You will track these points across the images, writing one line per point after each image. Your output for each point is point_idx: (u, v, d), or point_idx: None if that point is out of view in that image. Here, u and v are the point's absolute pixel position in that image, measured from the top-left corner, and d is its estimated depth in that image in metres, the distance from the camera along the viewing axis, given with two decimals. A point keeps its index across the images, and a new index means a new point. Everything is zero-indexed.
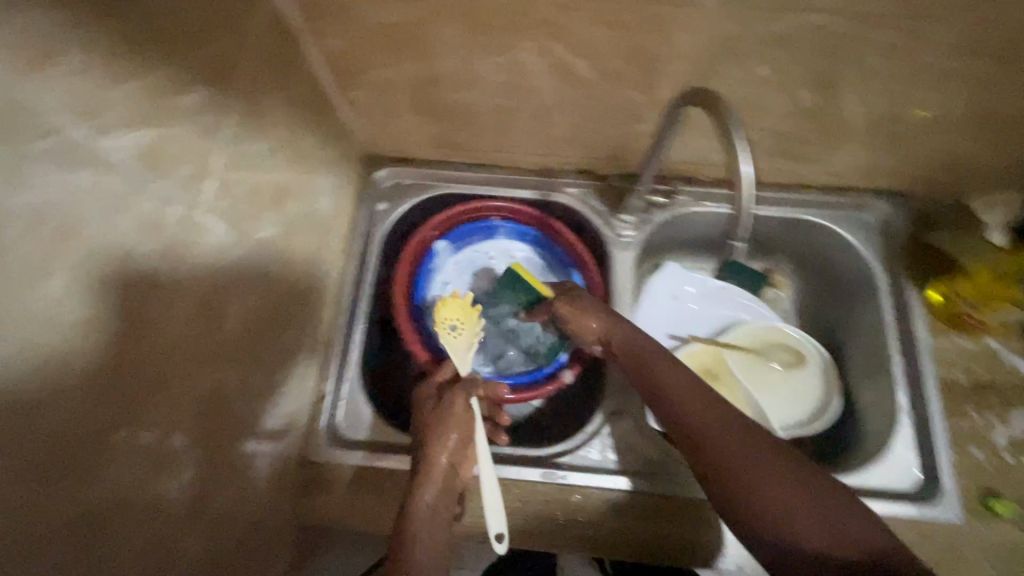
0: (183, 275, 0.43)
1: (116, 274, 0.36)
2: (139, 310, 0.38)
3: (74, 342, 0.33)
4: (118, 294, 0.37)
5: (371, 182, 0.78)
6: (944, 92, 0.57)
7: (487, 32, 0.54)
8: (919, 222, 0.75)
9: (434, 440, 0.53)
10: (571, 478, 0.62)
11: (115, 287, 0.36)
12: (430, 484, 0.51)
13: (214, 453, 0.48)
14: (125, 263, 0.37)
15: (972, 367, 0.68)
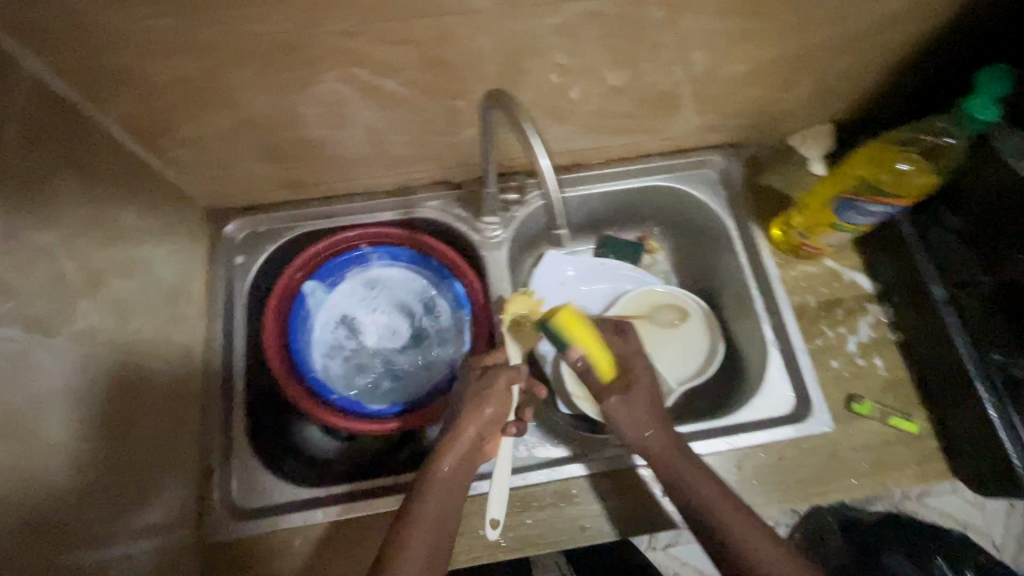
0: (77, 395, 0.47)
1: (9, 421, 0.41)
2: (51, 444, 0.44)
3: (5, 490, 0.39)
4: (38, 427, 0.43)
5: (224, 236, 0.74)
6: (729, 53, 0.62)
7: (283, 70, 0.52)
8: (753, 168, 0.81)
9: (454, 434, 0.60)
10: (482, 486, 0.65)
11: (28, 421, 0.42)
12: (442, 477, 0.59)
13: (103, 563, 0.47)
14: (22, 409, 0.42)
15: (818, 289, 0.75)
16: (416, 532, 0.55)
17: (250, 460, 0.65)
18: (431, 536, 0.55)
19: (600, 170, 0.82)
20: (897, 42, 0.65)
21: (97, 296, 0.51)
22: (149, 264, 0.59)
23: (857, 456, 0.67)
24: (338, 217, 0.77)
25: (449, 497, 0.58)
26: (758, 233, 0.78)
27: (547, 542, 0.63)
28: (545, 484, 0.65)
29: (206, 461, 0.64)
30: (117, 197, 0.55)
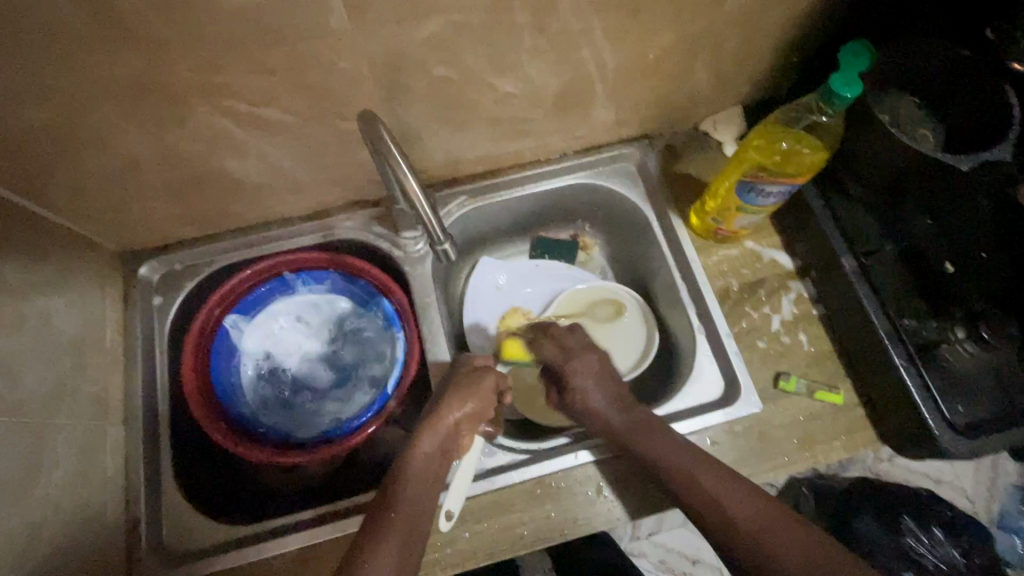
0: None
1: None
2: None
3: None
4: None
5: (138, 278, 0.72)
6: (613, 48, 0.62)
7: (150, 108, 0.52)
8: (670, 157, 0.82)
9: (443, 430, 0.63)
10: None
11: None
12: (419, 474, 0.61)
13: None
14: None
15: (740, 271, 0.76)
16: (392, 527, 0.56)
17: (178, 505, 0.64)
18: (403, 534, 0.56)
19: (519, 173, 0.82)
20: (781, 22, 0.66)
21: None
22: (45, 317, 0.58)
23: (787, 433, 0.67)
24: (255, 247, 0.76)
25: (422, 497, 0.59)
26: (678, 221, 0.78)
27: (486, 553, 0.63)
28: (481, 496, 0.65)
29: (133, 511, 0.62)
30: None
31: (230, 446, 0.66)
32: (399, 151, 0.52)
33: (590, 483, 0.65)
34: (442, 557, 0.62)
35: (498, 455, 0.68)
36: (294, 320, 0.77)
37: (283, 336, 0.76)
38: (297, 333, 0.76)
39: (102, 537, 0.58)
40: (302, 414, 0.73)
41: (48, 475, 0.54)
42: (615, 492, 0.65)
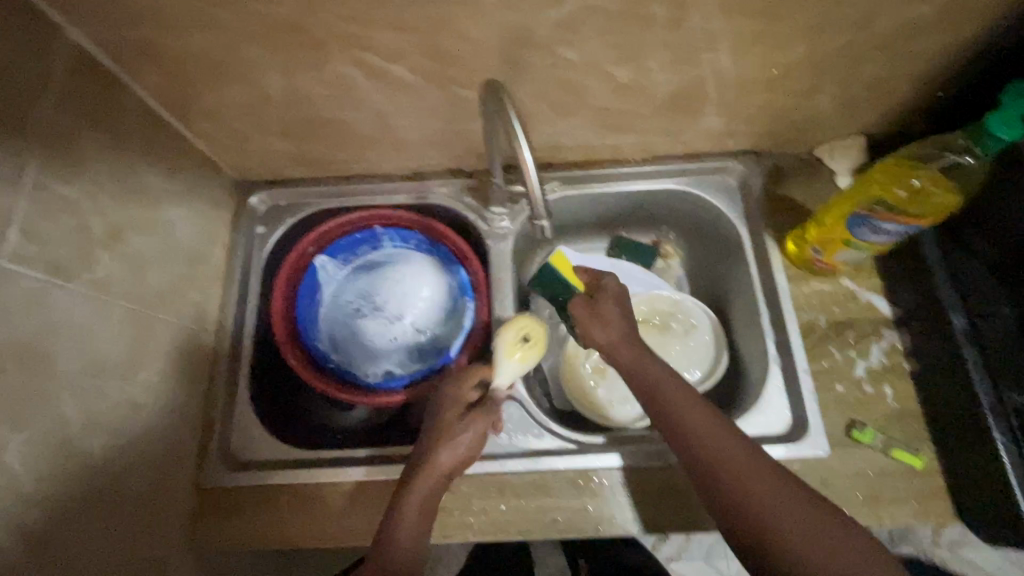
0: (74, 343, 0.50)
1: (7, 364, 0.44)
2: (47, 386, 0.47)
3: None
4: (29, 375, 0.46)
5: (247, 207, 0.79)
6: (742, 55, 0.60)
7: (295, 51, 0.56)
8: (774, 178, 0.78)
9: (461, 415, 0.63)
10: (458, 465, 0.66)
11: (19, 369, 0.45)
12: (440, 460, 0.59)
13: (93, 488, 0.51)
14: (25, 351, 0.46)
15: (831, 307, 0.71)
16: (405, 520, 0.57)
17: (249, 417, 0.69)
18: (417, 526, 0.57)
19: (613, 168, 0.81)
20: (932, 52, 0.61)
21: (115, 248, 0.56)
22: (169, 224, 0.64)
23: (852, 485, 0.63)
24: (354, 198, 0.80)
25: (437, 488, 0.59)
26: (773, 243, 0.74)
27: (519, 530, 0.63)
28: (523, 474, 0.66)
29: (209, 414, 0.68)
30: (142, 161, 0.60)
31: (302, 372, 0.71)
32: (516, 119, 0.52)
33: (633, 487, 0.64)
34: (475, 523, 0.64)
35: (545, 437, 0.69)
36: (371, 272, 0.80)
37: (359, 285, 0.79)
38: (370, 286, 0.79)
39: (183, 432, 0.64)
40: (367, 358, 0.76)
41: (151, 365, 0.60)
42: (658, 502, 0.64)
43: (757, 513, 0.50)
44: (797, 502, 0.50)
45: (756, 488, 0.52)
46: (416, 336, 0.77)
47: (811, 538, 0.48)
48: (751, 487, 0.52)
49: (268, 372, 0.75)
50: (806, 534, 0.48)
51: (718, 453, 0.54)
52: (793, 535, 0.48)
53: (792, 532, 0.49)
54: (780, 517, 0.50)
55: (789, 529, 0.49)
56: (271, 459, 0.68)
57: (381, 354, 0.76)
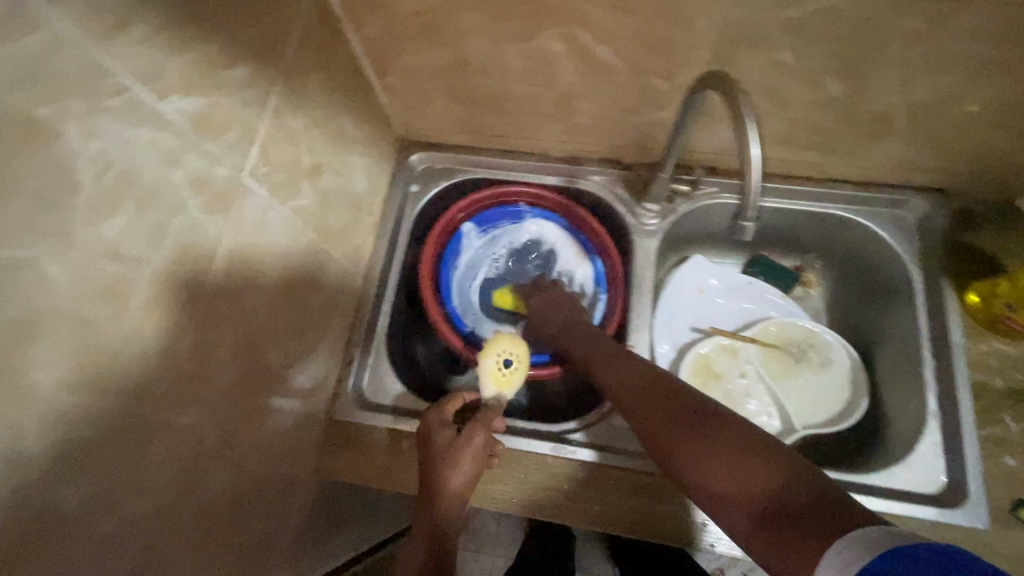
0: (272, 262, 0.54)
1: (229, 272, 0.47)
2: (249, 298, 0.50)
3: (213, 338, 0.46)
4: (239, 285, 0.49)
5: (407, 165, 0.82)
6: (979, 82, 0.55)
7: (511, 19, 0.57)
8: (958, 221, 0.72)
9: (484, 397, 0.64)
10: (581, 452, 0.64)
11: (235, 278, 0.48)
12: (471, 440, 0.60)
13: (262, 399, 0.55)
14: (241, 263, 0.49)
15: (1010, 372, 0.64)
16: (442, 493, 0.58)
17: (382, 362, 0.73)
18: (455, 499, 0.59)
19: (782, 184, 0.76)
20: None
21: (313, 183, 0.60)
22: (351, 169, 0.68)
23: None
24: (506, 172, 0.82)
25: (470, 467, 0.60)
26: (950, 292, 0.68)
27: (640, 529, 0.60)
28: (650, 473, 0.62)
29: (348, 352, 0.72)
30: (342, 106, 0.64)
31: (442, 330, 0.72)
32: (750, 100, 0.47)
33: None
34: (595, 509, 0.61)
35: None
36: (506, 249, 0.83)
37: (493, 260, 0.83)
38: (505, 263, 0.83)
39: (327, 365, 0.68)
40: (498, 329, 0.78)
41: (317, 296, 0.64)
42: None
43: (696, 477, 0.47)
44: (719, 454, 0.45)
45: (682, 443, 0.49)
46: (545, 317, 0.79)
47: (718, 482, 0.45)
48: (677, 456, 0.49)
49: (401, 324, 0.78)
50: (735, 482, 0.44)
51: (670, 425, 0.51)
52: (742, 485, 0.43)
53: (730, 482, 0.44)
54: (718, 474, 0.45)
55: (720, 486, 0.45)
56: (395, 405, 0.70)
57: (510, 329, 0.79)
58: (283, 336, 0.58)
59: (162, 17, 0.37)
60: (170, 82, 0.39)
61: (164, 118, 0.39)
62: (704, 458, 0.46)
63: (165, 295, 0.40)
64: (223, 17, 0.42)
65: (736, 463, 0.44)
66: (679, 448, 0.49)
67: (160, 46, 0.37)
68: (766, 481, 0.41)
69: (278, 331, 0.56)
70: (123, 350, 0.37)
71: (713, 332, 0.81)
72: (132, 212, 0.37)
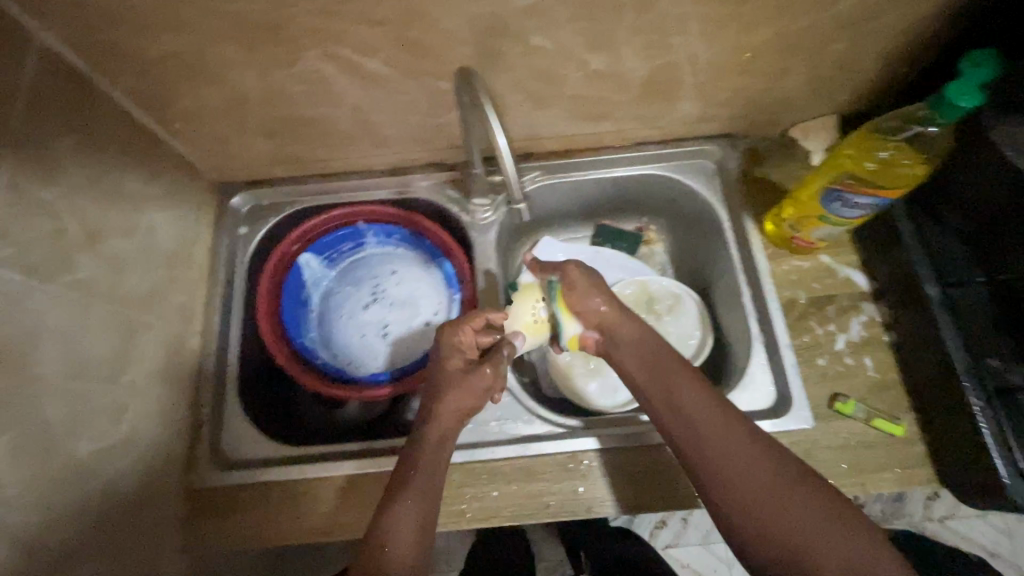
0: (51, 349, 0.49)
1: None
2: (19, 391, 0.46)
3: None
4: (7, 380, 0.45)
5: (230, 207, 0.78)
6: (713, 40, 0.61)
7: (268, 48, 0.56)
8: (750, 159, 0.80)
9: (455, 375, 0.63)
10: (528, 449, 0.66)
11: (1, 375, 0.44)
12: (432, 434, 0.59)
13: (66, 496, 0.49)
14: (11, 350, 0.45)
15: (810, 284, 0.73)
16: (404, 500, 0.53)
17: (239, 417, 0.69)
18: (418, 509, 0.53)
19: (593, 156, 0.81)
20: (898, 30, 0.62)
21: (97, 251, 0.55)
22: (150, 226, 0.64)
23: (836, 457, 0.64)
24: (335, 195, 0.80)
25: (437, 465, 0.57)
26: (750, 225, 0.76)
27: (511, 515, 0.64)
28: (513, 459, 0.66)
29: (199, 416, 0.68)
30: (120, 163, 0.60)
31: (292, 371, 0.70)
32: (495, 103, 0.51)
33: (635, 466, 0.65)
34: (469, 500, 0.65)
35: (546, 424, 0.70)
36: (325, 280, 0.80)
37: (318, 298, 0.80)
38: (332, 291, 0.80)
39: (173, 436, 0.64)
40: (359, 359, 0.76)
41: (136, 367, 0.60)
42: (652, 482, 0.64)
43: (743, 511, 0.51)
44: (804, 502, 0.50)
45: (741, 474, 0.52)
46: (396, 320, 0.78)
47: (789, 519, 0.49)
48: (738, 489, 0.52)
49: (258, 371, 0.75)
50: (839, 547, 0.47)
51: (684, 422, 0.57)
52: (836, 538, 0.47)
53: (816, 542, 0.47)
54: (786, 517, 0.49)
55: (766, 514, 0.50)
56: (315, 455, 0.67)
57: (367, 351, 0.77)
58: (93, 419, 0.53)
59: None
60: None
61: None
62: (763, 474, 0.52)
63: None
64: None
65: (811, 503, 0.50)
66: (793, 499, 0.50)
67: None
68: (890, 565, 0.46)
69: (84, 415, 0.52)
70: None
71: None
72: None
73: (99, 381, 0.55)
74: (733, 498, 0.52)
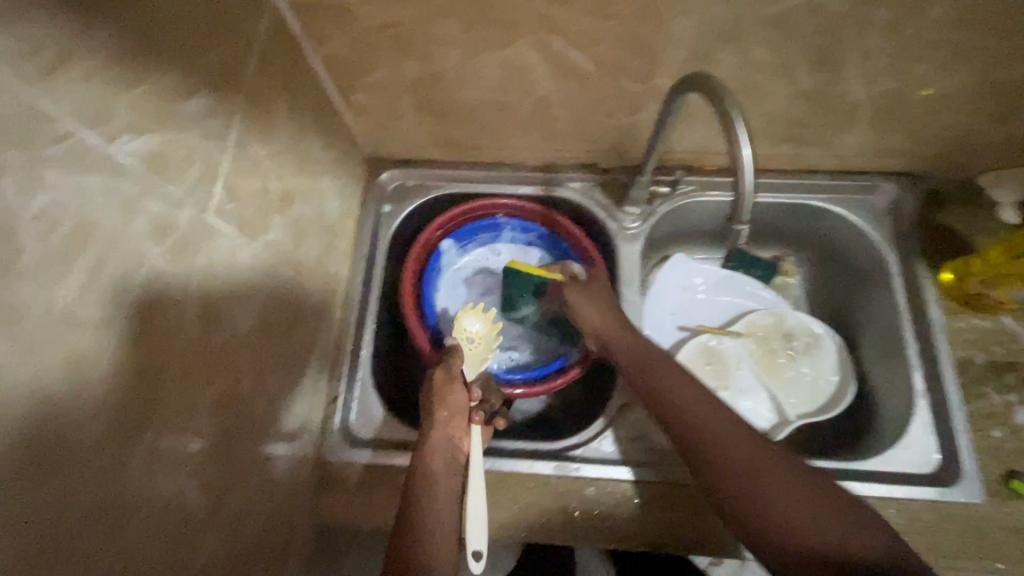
0: (245, 306, 0.49)
1: (204, 315, 0.43)
2: (224, 343, 0.46)
3: (194, 394, 0.42)
4: (217, 331, 0.45)
5: (378, 184, 0.78)
6: (946, 72, 0.56)
7: (481, 31, 0.54)
8: (928, 202, 0.74)
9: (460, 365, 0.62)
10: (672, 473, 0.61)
11: (213, 326, 0.44)
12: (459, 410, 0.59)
13: (244, 452, 0.49)
14: (222, 302, 0.45)
15: (989, 347, 0.66)
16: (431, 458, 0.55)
17: (370, 395, 0.69)
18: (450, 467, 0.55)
19: (754, 178, 0.77)
20: None
21: (286, 214, 0.55)
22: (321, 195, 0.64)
23: (1010, 541, 0.59)
24: (481, 185, 0.79)
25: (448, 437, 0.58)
26: (926, 273, 0.70)
27: (649, 541, 0.59)
28: (651, 483, 0.62)
29: (333, 388, 0.68)
30: (309, 129, 0.60)
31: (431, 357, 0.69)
32: (744, 125, 0.45)
33: None
34: (579, 510, 0.61)
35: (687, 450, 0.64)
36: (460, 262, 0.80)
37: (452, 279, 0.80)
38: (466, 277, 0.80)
39: (313, 405, 0.64)
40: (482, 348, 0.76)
41: (297, 332, 0.60)
42: None
43: (709, 460, 0.52)
44: (774, 467, 0.49)
45: (681, 403, 0.56)
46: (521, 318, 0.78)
47: (744, 474, 0.49)
48: (709, 445, 0.52)
49: (386, 350, 0.75)
50: (762, 471, 0.49)
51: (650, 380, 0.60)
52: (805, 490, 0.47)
53: (736, 464, 0.50)
54: (739, 469, 0.50)
55: (733, 475, 0.50)
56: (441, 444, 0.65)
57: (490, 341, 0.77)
58: (268, 379, 0.54)
59: (110, 57, 0.34)
60: (119, 122, 0.35)
61: (119, 162, 0.35)
62: (733, 442, 0.51)
63: (149, 334, 0.37)
64: (174, 51, 0.38)
65: (770, 466, 0.49)
66: (701, 426, 0.54)
67: (102, 85, 0.33)
68: (812, 489, 0.47)
69: (261, 374, 0.52)
70: (98, 407, 0.33)
71: (699, 331, 0.82)
72: (83, 275, 0.32)
73: (274, 342, 0.55)
74: (665, 408, 0.58)
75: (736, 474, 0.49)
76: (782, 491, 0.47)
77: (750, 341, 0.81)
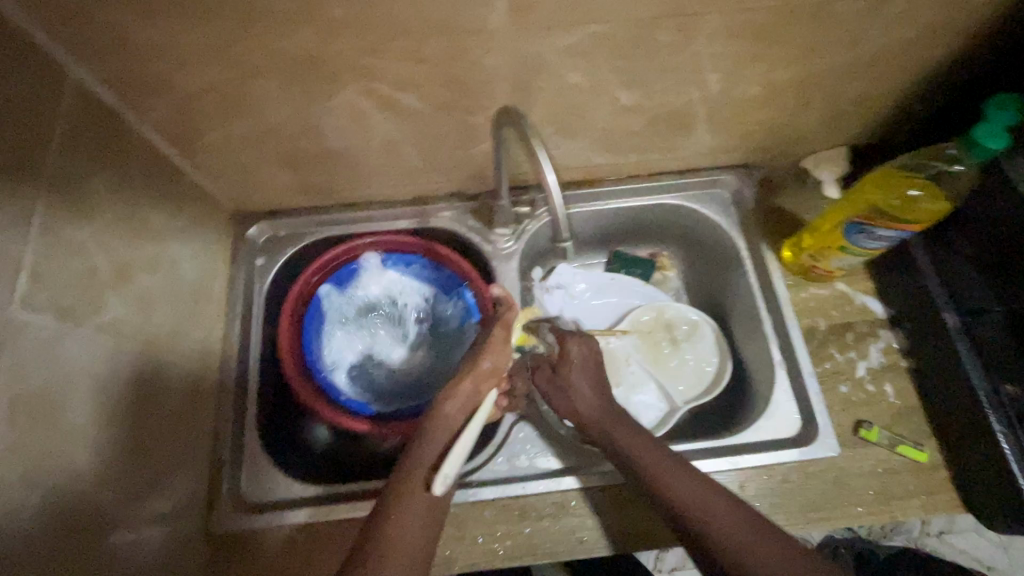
0: (80, 394, 0.47)
1: (21, 412, 0.41)
2: (52, 437, 0.44)
3: (17, 496, 0.40)
4: (40, 426, 0.43)
5: (247, 238, 0.76)
6: (740, 78, 0.63)
7: (305, 83, 0.55)
8: (763, 188, 0.81)
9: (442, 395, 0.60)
10: (562, 482, 0.65)
11: (33, 421, 0.42)
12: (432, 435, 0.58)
13: (97, 545, 0.47)
14: (46, 394, 0.43)
15: (827, 311, 0.74)
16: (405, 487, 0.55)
17: (258, 455, 0.67)
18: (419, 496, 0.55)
19: (613, 186, 0.82)
20: (913, 67, 0.65)
21: (125, 289, 0.54)
22: (173, 261, 0.62)
23: (863, 483, 0.65)
24: (355, 225, 0.79)
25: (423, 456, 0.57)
26: (768, 253, 0.78)
27: (547, 553, 0.63)
28: (544, 494, 0.65)
29: (218, 455, 0.66)
30: (147, 197, 0.58)
31: (309, 399, 0.68)
32: (548, 152, 0.49)
33: None
34: (481, 534, 0.64)
35: (577, 458, 0.69)
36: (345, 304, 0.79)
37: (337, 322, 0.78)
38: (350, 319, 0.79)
39: (193, 478, 0.62)
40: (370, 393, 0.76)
41: (161, 406, 0.57)
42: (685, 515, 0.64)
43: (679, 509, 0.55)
44: (718, 503, 0.55)
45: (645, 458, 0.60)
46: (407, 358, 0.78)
47: (704, 513, 0.55)
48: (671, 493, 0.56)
49: (276, 406, 0.73)
50: (727, 517, 0.54)
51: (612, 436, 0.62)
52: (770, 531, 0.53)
53: (707, 512, 0.54)
54: (708, 517, 0.54)
55: (708, 522, 0.54)
56: (340, 493, 0.65)
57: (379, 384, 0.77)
58: (122, 461, 0.51)
59: None
60: None
61: None
62: (698, 493, 0.56)
63: None
64: None
65: (729, 510, 0.54)
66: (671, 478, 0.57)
67: None
68: (748, 517, 0.54)
69: (113, 459, 0.50)
70: None
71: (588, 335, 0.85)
72: None
73: (128, 421, 0.53)
74: (635, 460, 0.60)
75: (705, 520, 0.54)
76: (742, 531, 0.53)
77: (635, 337, 0.85)
